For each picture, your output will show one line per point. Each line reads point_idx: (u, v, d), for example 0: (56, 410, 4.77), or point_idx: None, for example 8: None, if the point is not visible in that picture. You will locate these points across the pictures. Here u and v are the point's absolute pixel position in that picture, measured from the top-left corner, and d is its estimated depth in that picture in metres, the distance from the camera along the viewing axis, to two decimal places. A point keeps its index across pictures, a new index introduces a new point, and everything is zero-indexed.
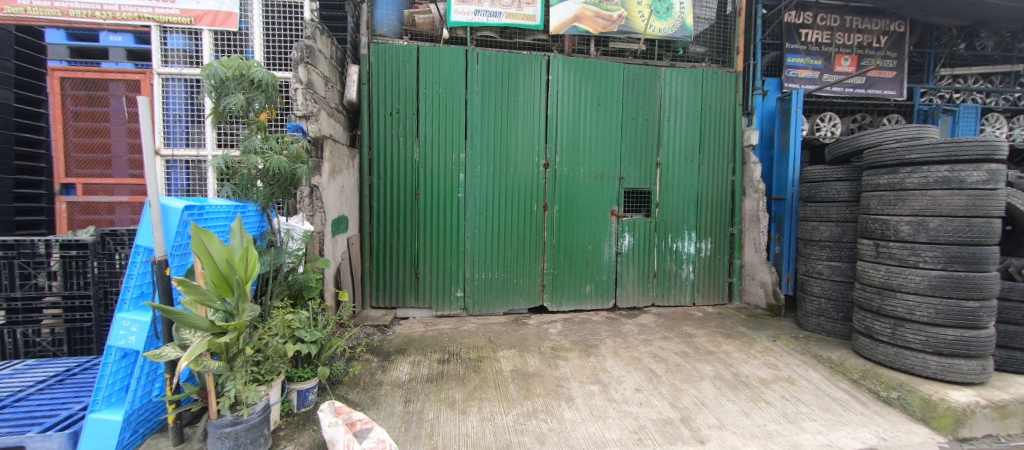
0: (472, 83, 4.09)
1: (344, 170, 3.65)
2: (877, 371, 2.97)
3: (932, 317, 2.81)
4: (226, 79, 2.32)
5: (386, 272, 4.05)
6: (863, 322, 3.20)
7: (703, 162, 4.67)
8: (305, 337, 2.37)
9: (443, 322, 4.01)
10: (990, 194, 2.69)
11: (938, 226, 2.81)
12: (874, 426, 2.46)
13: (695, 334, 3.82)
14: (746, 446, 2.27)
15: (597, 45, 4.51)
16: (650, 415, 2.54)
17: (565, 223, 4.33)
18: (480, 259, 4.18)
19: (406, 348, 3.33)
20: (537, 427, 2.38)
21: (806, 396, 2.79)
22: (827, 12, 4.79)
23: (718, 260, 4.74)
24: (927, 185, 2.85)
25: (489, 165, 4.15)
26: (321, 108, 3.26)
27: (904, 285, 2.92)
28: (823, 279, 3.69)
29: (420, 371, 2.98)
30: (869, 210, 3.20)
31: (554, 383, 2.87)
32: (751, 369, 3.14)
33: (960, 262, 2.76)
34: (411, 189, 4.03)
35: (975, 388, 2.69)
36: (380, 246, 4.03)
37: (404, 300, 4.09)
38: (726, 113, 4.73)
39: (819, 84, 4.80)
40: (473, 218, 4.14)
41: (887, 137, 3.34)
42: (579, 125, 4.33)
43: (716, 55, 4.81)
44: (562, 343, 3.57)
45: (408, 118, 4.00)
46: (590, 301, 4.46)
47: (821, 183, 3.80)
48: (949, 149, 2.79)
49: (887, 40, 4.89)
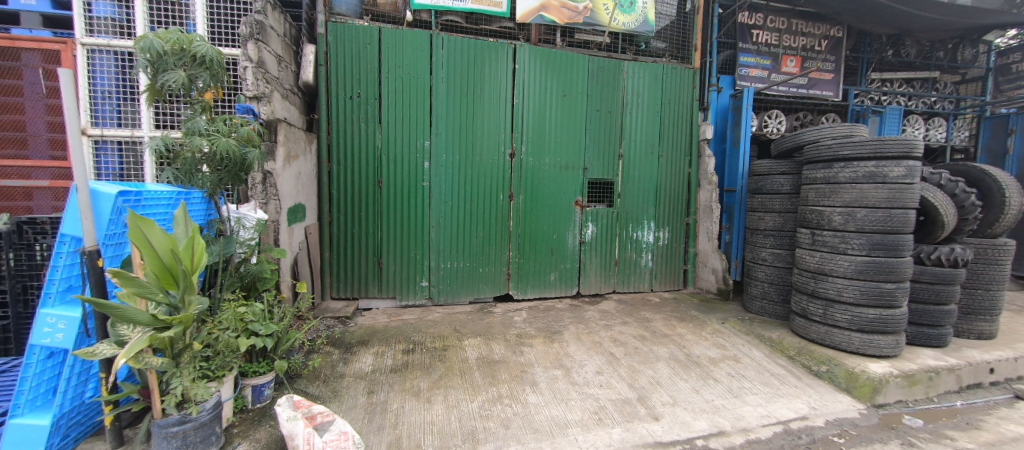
0: (437, 69, 3.99)
1: (301, 156, 3.47)
2: (810, 348, 3.27)
3: (857, 298, 3.11)
4: (164, 53, 2.14)
5: (348, 263, 3.92)
6: (800, 303, 3.50)
7: (662, 154, 4.86)
8: (259, 330, 2.26)
9: (407, 312, 3.96)
10: (908, 188, 2.99)
11: (864, 216, 3.10)
12: (806, 397, 2.74)
13: (652, 318, 4.02)
14: (696, 420, 2.45)
15: (563, 36, 4.53)
16: (610, 395, 2.66)
17: (531, 212, 4.37)
18: (445, 249, 4.14)
19: (370, 340, 3.27)
20: (501, 412, 2.43)
21: (749, 372, 3.03)
22: (776, 15, 5.08)
23: (675, 248, 4.98)
24: (856, 179, 3.13)
25: (454, 153, 4.10)
26: (274, 89, 3.08)
27: (834, 270, 3.22)
28: (766, 265, 3.99)
29: (384, 361, 2.94)
30: (808, 201, 3.48)
31: (518, 369, 2.94)
32: (702, 349, 3.35)
33: (881, 249, 3.06)
34: (373, 177, 3.90)
35: (890, 360, 3.03)
36: (341, 236, 3.89)
37: (367, 291, 3.99)
38: (684, 107, 4.92)
39: (768, 83, 5.10)
40: (438, 207, 4.09)
41: (825, 134, 3.63)
42: (545, 115, 4.36)
43: (676, 51, 4.96)
44: (526, 330, 3.64)
45: (369, 103, 3.86)
46: (554, 289, 4.56)
47: (767, 177, 4.08)
48: (875, 147, 3.07)
49: (827, 44, 5.27)
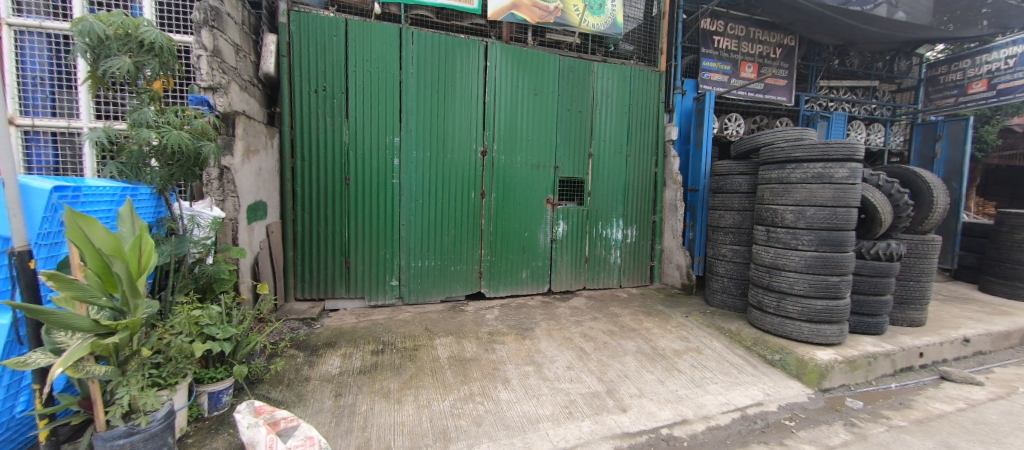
0: (407, 64, 3.92)
1: (262, 151, 3.31)
2: (765, 338, 3.47)
3: (807, 290, 3.33)
4: (106, 38, 1.98)
5: (313, 263, 3.78)
6: (756, 296, 3.71)
7: (630, 154, 5.00)
8: (216, 334, 2.14)
9: (377, 313, 3.87)
10: (851, 188, 3.23)
11: (813, 214, 3.32)
12: (761, 384, 2.92)
13: (620, 313, 4.14)
14: (661, 410, 2.56)
15: (534, 35, 4.56)
16: (580, 390, 2.72)
17: (502, 210, 4.38)
18: (416, 247, 4.08)
19: (336, 341, 3.17)
20: (473, 410, 2.43)
21: (710, 363, 3.18)
22: (735, 23, 5.34)
23: (642, 245, 5.14)
24: (806, 179, 3.35)
25: (425, 150, 4.04)
26: (231, 80, 2.93)
27: (786, 264, 3.43)
28: (726, 261, 4.20)
29: (352, 363, 2.86)
30: (763, 200, 3.69)
31: (490, 367, 2.94)
32: (667, 342, 3.48)
33: (827, 244, 3.29)
34: (340, 173, 3.78)
35: (835, 348, 3.27)
36: (306, 235, 3.74)
37: (333, 291, 3.87)
38: (650, 108, 5.08)
39: (728, 87, 5.37)
40: (409, 205, 4.01)
41: (778, 137, 3.86)
42: (516, 114, 4.38)
43: (643, 54, 5.11)
44: (498, 328, 3.65)
45: (335, 97, 3.73)
46: (526, 286, 4.60)
47: (726, 177, 4.29)
48: (822, 149, 3.29)
49: (781, 52, 5.60)
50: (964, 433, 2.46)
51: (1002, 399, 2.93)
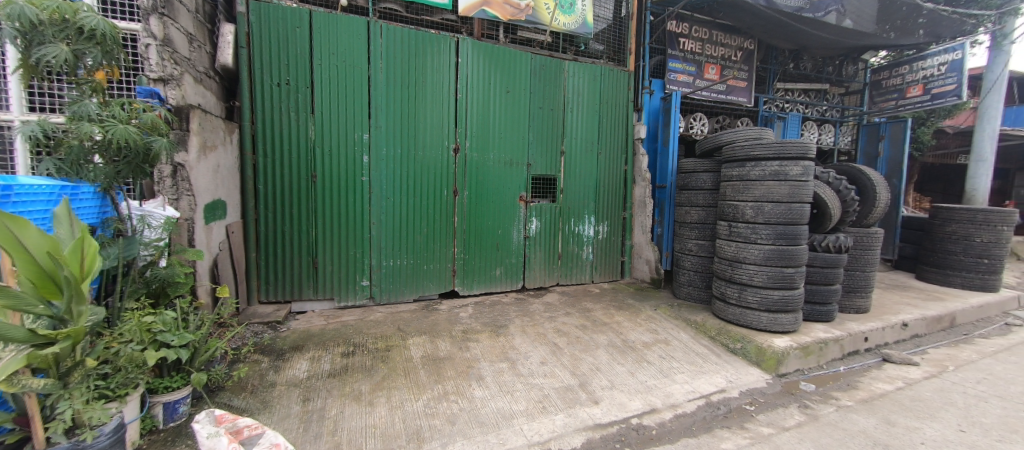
0: (376, 58, 3.82)
1: (220, 147, 3.14)
2: (728, 328, 3.64)
3: (766, 282, 3.52)
4: (39, 23, 1.82)
5: (278, 264, 3.64)
6: (720, 288, 3.88)
7: (601, 152, 5.10)
8: (171, 341, 2.02)
9: (347, 314, 3.77)
10: (804, 185, 3.43)
11: (771, 209, 3.50)
12: (724, 372, 3.08)
13: (592, 308, 4.22)
14: (631, 401, 2.64)
15: (506, 33, 4.56)
16: (553, 384, 2.76)
17: (475, 208, 4.36)
18: (387, 246, 4.00)
19: (304, 344, 3.07)
20: (447, 409, 2.41)
21: (678, 353, 3.31)
22: (699, 26, 5.54)
23: (613, 241, 5.26)
24: (764, 177, 3.53)
25: (396, 147, 3.96)
26: (184, 71, 2.77)
27: (746, 257, 3.61)
28: (692, 255, 4.37)
29: (321, 366, 2.78)
30: (725, 197, 3.86)
31: (464, 365, 2.93)
32: (637, 335, 3.59)
33: (783, 238, 3.48)
34: (306, 170, 3.64)
35: (790, 335, 3.47)
36: (269, 235, 3.59)
37: (300, 293, 3.74)
38: (620, 107, 5.20)
39: (693, 88, 5.57)
40: (379, 204, 3.92)
41: (739, 137, 4.06)
42: (488, 111, 4.36)
43: (612, 54, 5.21)
44: (472, 325, 3.64)
45: (300, 91, 3.59)
46: (499, 283, 4.60)
47: (692, 174, 4.46)
48: (779, 148, 3.48)
49: (742, 55, 5.87)
50: (902, 409, 2.69)
51: (935, 377, 3.22)
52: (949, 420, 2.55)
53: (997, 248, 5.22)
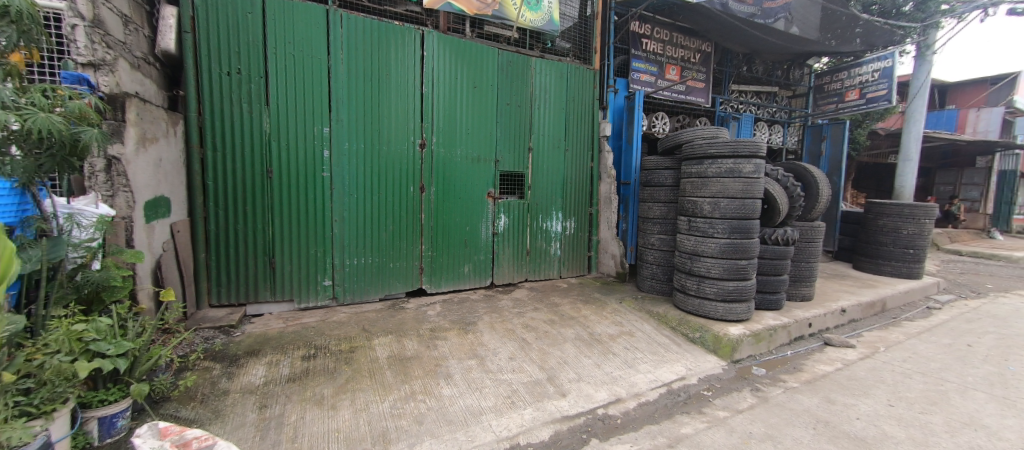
0: (336, 49, 3.66)
1: (162, 139, 2.90)
2: (688, 319, 3.80)
3: (722, 274, 3.70)
4: None
5: (231, 265, 3.42)
6: (680, 280, 4.04)
7: (568, 149, 5.16)
8: (106, 350, 1.85)
9: (308, 315, 3.62)
10: (756, 182, 3.63)
11: (726, 205, 3.68)
12: (684, 360, 3.23)
13: (560, 303, 4.29)
14: (597, 392, 2.71)
15: (472, 27, 4.51)
16: (522, 379, 2.78)
17: (443, 204, 4.30)
18: (350, 244, 3.86)
19: (260, 349, 2.91)
20: (414, 409, 2.37)
21: (641, 344, 3.43)
22: (661, 27, 5.74)
23: (580, 237, 5.36)
24: (720, 174, 3.71)
25: (358, 141, 3.82)
26: (117, 56, 2.53)
27: (704, 250, 3.79)
28: (655, 249, 4.53)
29: (280, 371, 2.65)
30: (685, 193, 4.02)
31: (432, 364, 2.89)
32: (603, 328, 3.68)
33: (738, 232, 3.67)
34: (261, 165, 3.44)
35: (744, 323, 3.69)
36: (221, 234, 3.37)
37: (256, 295, 3.54)
38: (586, 105, 5.28)
39: (654, 88, 5.75)
40: (342, 200, 3.78)
41: (697, 136, 4.26)
42: (455, 106, 4.30)
43: (578, 52, 5.27)
44: (440, 323, 3.59)
45: (253, 81, 3.38)
46: (468, 281, 4.58)
47: (654, 171, 4.62)
48: (733, 147, 3.67)
49: (700, 57, 6.13)
50: (840, 388, 2.92)
51: (869, 357, 3.53)
52: (880, 396, 2.80)
53: (921, 239, 5.73)
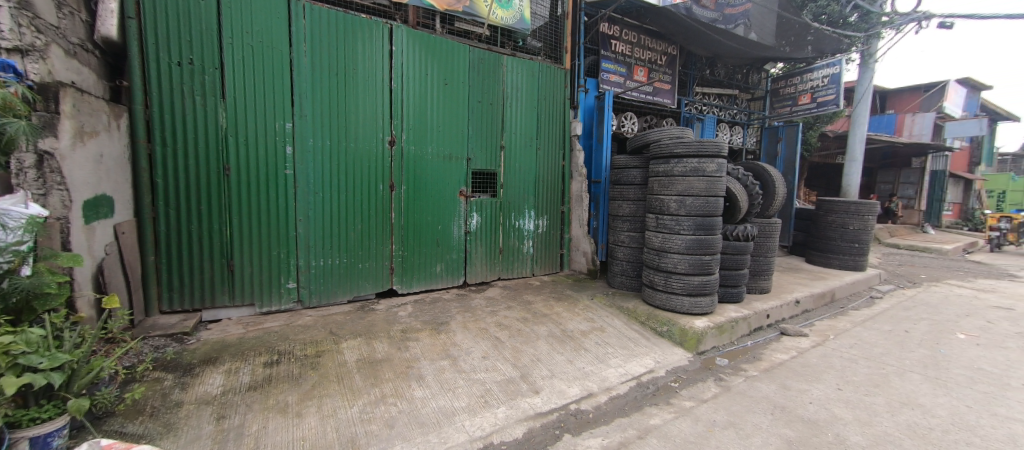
0: (299, 41, 3.50)
1: (103, 133, 2.68)
2: (656, 313, 3.92)
3: (687, 269, 3.83)
4: None
5: (184, 268, 3.21)
6: (649, 276, 4.15)
7: (540, 147, 5.19)
8: (38, 364, 1.69)
9: (271, 319, 3.45)
10: (718, 180, 3.79)
11: (691, 203, 3.82)
12: (653, 354, 3.33)
13: (533, 300, 4.31)
14: (570, 387, 2.75)
15: (443, 23, 4.45)
16: (495, 378, 2.77)
17: (414, 203, 4.22)
18: (316, 245, 3.71)
19: (218, 356, 2.75)
20: (385, 412, 2.31)
21: (612, 339, 3.51)
22: (629, 29, 5.88)
23: (553, 235, 5.41)
24: (686, 173, 3.85)
25: (324, 138, 3.68)
26: (49, 41, 2.31)
27: (671, 247, 3.91)
28: (624, 246, 4.64)
29: (239, 379, 2.51)
30: (653, 191, 4.14)
31: (403, 366, 2.83)
32: (575, 324, 3.73)
33: (702, 229, 3.82)
34: (217, 162, 3.24)
35: (708, 316, 3.84)
36: (172, 236, 3.14)
37: (213, 299, 3.34)
38: (558, 104, 5.32)
39: (623, 88, 5.89)
40: (306, 199, 3.63)
41: (664, 136, 4.41)
42: (426, 103, 4.23)
43: (550, 52, 5.29)
44: (411, 324, 3.53)
45: (206, 72, 3.17)
46: (440, 280, 4.52)
47: (623, 170, 4.72)
48: (697, 147, 3.81)
49: (666, 60, 6.33)
50: (795, 375, 3.10)
51: (820, 345, 3.77)
52: (830, 381, 3.00)
53: (865, 234, 6.17)
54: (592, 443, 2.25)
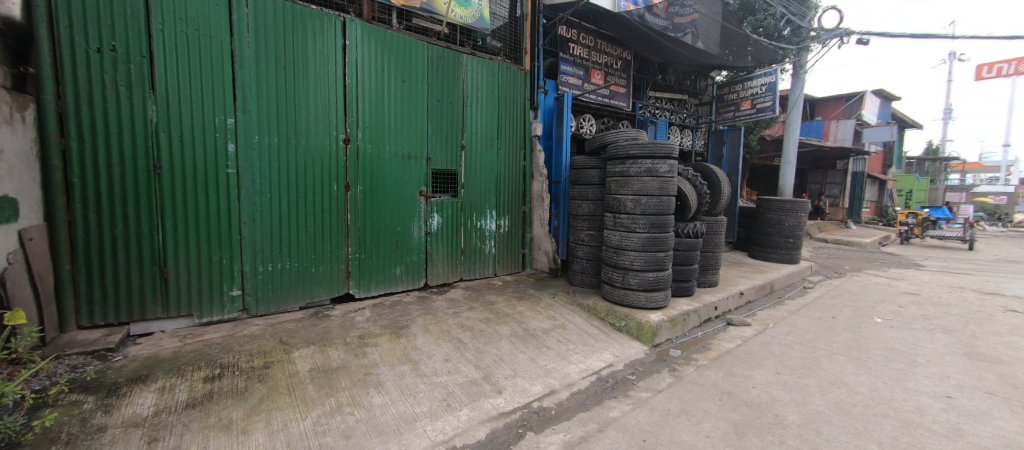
0: (242, 31, 3.27)
1: (3, 126, 2.34)
2: (615, 309, 4.04)
3: (643, 265, 3.99)
4: None
5: (107, 278, 2.88)
6: (607, 273, 4.28)
7: (501, 147, 5.20)
8: None
9: (212, 330, 3.19)
10: (670, 180, 3.99)
11: (646, 202, 3.98)
12: (612, 349, 3.44)
13: (496, 300, 4.30)
14: (533, 386, 2.77)
15: (400, 19, 4.33)
16: (457, 380, 2.74)
17: (371, 204, 4.08)
18: (263, 249, 3.48)
19: (149, 373, 2.50)
20: (341, 423, 2.21)
21: (573, 336, 3.58)
22: (586, 33, 6.03)
23: (514, 234, 5.43)
24: (640, 173, 4.01)
25: (272, 135, 3.46)
26: None
27: (628, 245, 4.06)
28: (584, 245, 4.76)
29: (175, 398, 2.30)
30: (610, 191, 4.27)
31: (361, 373, 2.72)
32: (537, 323, 3.77)
33: (656, 227, 4.00)
34: (146, 160, 2.93)
35: (663, 310, 4.03)
36: (93, 243, 2.80)
37: (143, 311, 3.03)
38: (518, 104, 5.35)
39: (581, 91, 6.04)
40: (252, 200, 3.39)
41: (620, 137, 4.58)
42: (383, 101, 4.10)
43: (509, 52, 5.31)
44: (369, 329, 3.40)
45: (133, 61, 2.87)
46: (400, 283, 4.40)
47: (582, 170, 4.84)
48: (651, 148, 3.98)
49: (621, 64, 6.57)
50: (740, 362, 3.33)
51: (761, 333, 4.07)
52: (770, 366, 3.25)
53: (798, 230, 6.75)
54: (554, 439, 2.28)
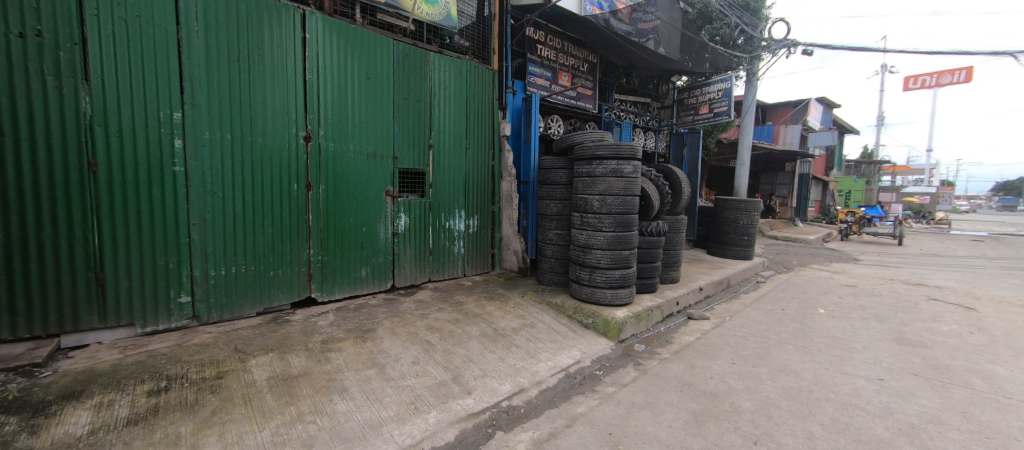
0: (190, 19, 3.06)
1: None
2: (582, 306, 4.13)
3: (609, 263, 4.10)
4: None
5: (33, 286, 2.61)
6: (575, 272, 4.36)
7: (469, 147, 5.17)
8: None
9: (157, 340, 2.97)
10: (634, 181, 4.11)
11: (612, 202, 4.09)
12: (579, 345, 3.51)
13: (465, 301, 4.27)
14: (502, 385, 2.78)
15: (363, 13, 4.21)
16: (426, 382, 2.70)
17: (335, 204, 3.94)
18: (215, 252, 3.28)
19: (84, 389, 2.29)
20: (302, 432, 2.12)
21: (542, 334, 3.62)
22: (553, 36, 6.11)
23: (483, 234, 5.41)
24: (606, 173, 4.11)
25: (225, 130, 3.27)
26: None
27: (594, 243, 4.15)
28: (552, 244, 4.83)
29: (115, 414, 2.12)
30: (578, 190, 4.35)
31: (324, 379, 2.62)
32: (506, 322, 3.78)
33: (621, 226, 4.11)
34: (79, 156, 2.68)
35: (628, 306, 4.15)
36: (14, 248, 2.52)
37: (77, 322, 2.76)
38: (486, 103, 5.33)
39: (549, 92, 6.12)
40: (203, 199, 3.18)
41: (587, 139, 4.69)
42: (346, 97, 3.96)
43: (477, 52, 5.28)
44: (333, 334, 3.28)
45: (62, 47, 2.61)
46: (365, 285, 4.28)
47: (550, 170, 4.90)
48: (616, 149, 4.09)
49: (587, 67, 6.71)
50: (699, 355, 3.49)
51: (719, 326, 4.29)
52: (726, 357, 3.43)
53: (752, 228, 7.15)
54: (522, 437, 2.30)
